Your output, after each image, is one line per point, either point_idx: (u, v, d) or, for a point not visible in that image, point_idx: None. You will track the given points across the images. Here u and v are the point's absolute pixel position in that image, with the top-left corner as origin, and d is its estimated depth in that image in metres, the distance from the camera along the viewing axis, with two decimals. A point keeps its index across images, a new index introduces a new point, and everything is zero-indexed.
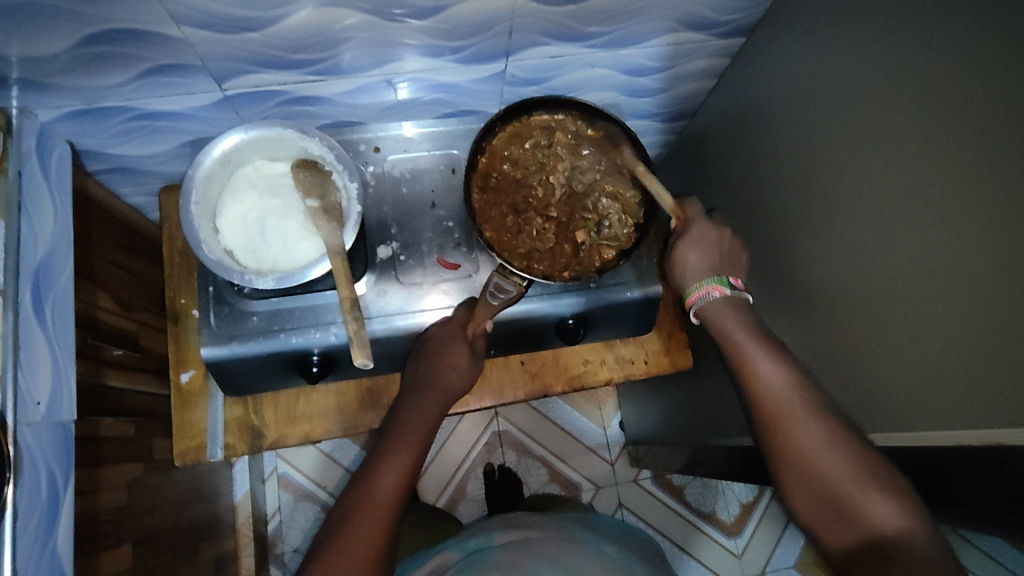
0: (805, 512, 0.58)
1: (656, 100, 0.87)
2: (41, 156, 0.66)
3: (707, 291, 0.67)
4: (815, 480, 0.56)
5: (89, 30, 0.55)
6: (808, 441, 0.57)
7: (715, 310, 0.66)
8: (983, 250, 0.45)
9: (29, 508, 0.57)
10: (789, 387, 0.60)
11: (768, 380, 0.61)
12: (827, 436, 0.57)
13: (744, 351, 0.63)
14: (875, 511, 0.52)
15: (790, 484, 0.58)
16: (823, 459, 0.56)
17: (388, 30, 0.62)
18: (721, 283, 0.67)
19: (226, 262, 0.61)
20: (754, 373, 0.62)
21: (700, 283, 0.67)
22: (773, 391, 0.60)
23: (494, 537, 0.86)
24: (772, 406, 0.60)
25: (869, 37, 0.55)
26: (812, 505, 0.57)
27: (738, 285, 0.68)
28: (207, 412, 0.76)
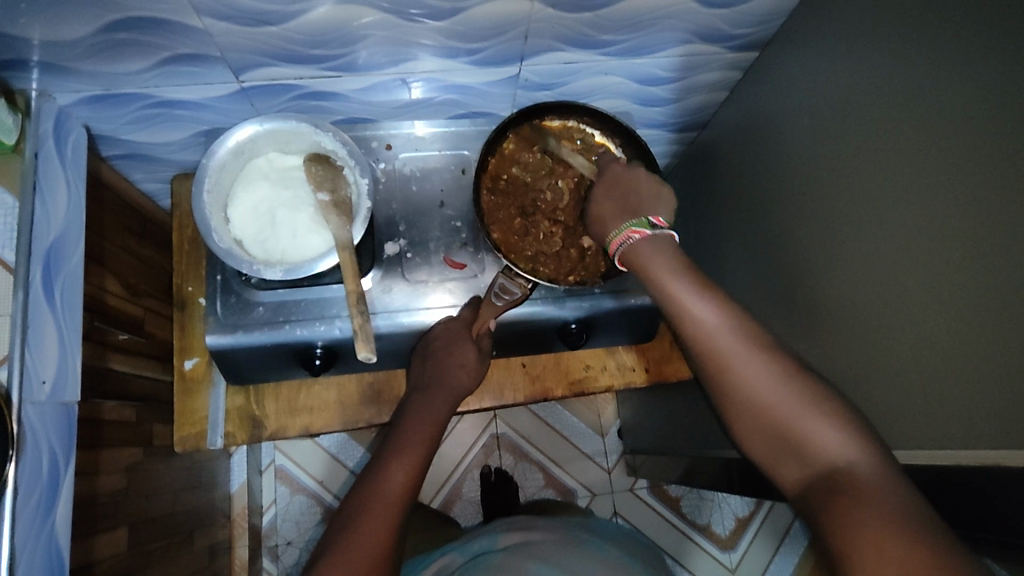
0: (755, 446, 0.55)
1: (668, 110, 0.87)
2: (58, 139, 0.67)
3: (626, 236, 0.60)
4: (763, 417, 0.53)
5: (111, 17, 0.56)
6: (751, 379, 0.54)
7: (641, 253, 0.59)
8: (987, 270, 0.46)
9: (30, 486, 0.57)
10: (721, 322, 0.55)
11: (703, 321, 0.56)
12: (769, 370, 0.54)
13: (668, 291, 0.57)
14: (822, 438, 0.50)
15: (739, 421, 0.55)
16: (769, 395, 0.53)
17: (405, 29, 0.63)
18: (641, 226, 0.60)
19: (235, 251, 0.62)
20: (689, 318, 0.56)
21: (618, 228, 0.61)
22: (708, 333, 0.55)
23: (498, 540, 0.86)
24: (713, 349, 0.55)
25: (882, 55, 0.55)
26: (762, 441, 0.54)
27: (660, 223, 0.60)
28: (209, 400, 0.76)
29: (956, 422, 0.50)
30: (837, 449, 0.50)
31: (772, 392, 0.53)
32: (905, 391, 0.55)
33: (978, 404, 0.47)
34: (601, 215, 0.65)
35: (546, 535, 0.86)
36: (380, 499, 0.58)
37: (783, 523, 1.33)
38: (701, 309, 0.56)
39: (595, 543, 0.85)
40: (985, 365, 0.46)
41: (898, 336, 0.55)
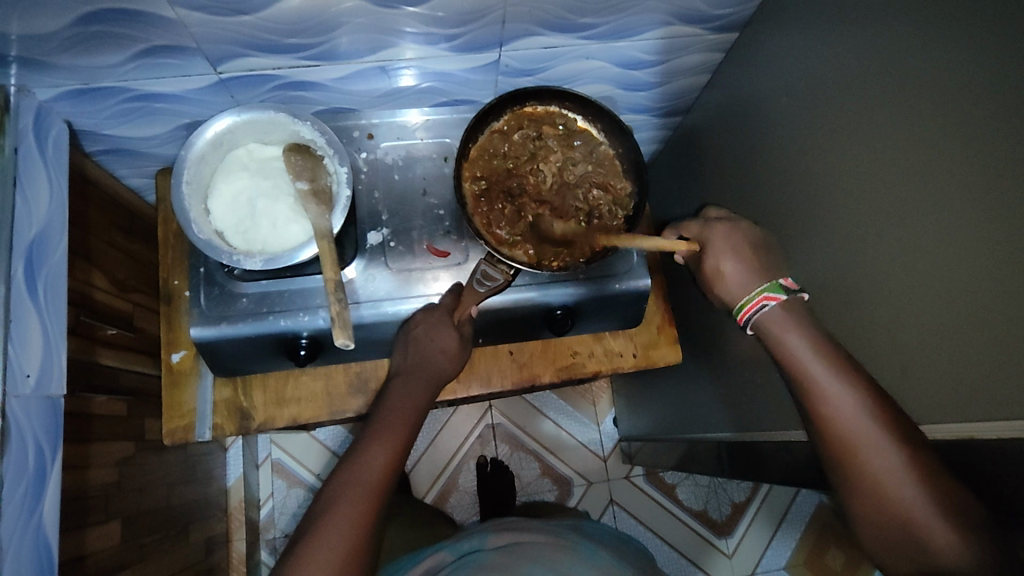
0: (875, 541, 0.50)
1: (652, 94, 0.87)
2: (38, 135, 0.67)
3: (761, 302, 0.58)
4: (891, 519, 0.48)
5: (86, 9, 0.56)
6: (881, 471, 0.49)
7: (777, 319, 0.57)
8: (961, 243, 0.46)
9: (15, 478, 0.58)
10: (859, 410, 0.51)
11: (841, 409, 0.51)
12: (901, 464, 0.48)
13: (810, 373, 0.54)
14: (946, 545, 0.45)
15: (859, 516, 0.51)
16: (898, 493, 0.48)
17: (383, 16, 0.63)
18: (774, 290, 0.58)
19: (215, 242, 0.62)
20: (823, 398, 0.52)
21: (757, 289, 0.59)
22: (841, 417, 0.51)
23: (488, 540, 0.86)
24: (845, 440, 0.51)
25: (857, 31, 0.55)
26: (887, 544, 0.49)
27: (793, 285, 0.59)
28: (197, 392, 0.77)
29: (933, 396, 0.50)
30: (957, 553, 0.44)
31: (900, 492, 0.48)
32: (886, 368, 0.55)
33: (956, 378, 0.47)
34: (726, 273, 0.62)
35: (537, 537, 0.86)
36: (360, 484, 0.58)
37: (780, 508, 1.33)
38: (841, 396, 0.52)
39: (585, 547, 0.84)
40: (963, 339, 0.46)
41: (879, 313, 0.55)
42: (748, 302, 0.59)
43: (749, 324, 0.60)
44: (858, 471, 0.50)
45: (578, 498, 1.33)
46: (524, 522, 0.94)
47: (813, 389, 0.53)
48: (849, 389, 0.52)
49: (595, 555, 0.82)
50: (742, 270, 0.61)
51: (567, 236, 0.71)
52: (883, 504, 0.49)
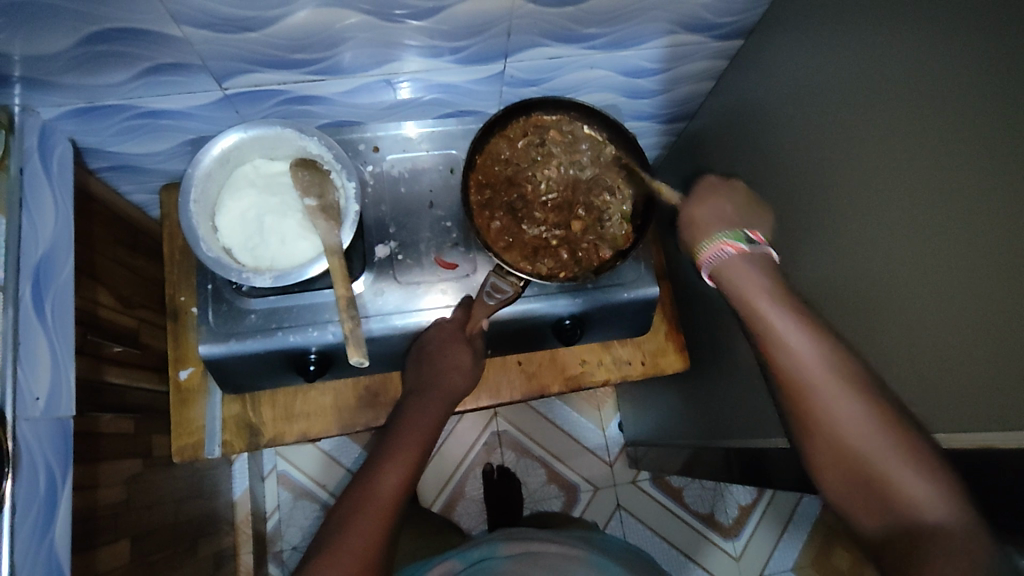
0: (837, 489, 0.53)
1: (655, 101, 0.87)
2: (43, 154, 0.67)
3: (718, 248, 0.62)
4: (852, 459, 0.51)
5: (91, 29, 0.56)
6: (846, 420, 0.52)
7: (728, 265, 0.62)
8: (972, 253, 0.45)
9: (27, 502, 0.57)
10: (819, 357, 0.54)
11: (794, 346, 0.56)
12: (860, 410, 0.51)
13: (771, 325, 0.57)
14: (910, 487, 0.48)
15: (816, 456, 0.54)
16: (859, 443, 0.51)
17: (388, 30, 0.63)
18: (733, 238, 0.63)
19: (223, 259, 0.62)
20: (777, 339, 0.57)
21: (710, 238, 0.63)
22: (803, 367, 0.55)
23: (497, 547, 0.87)
24: (806, 384, 0.54)
25: (862, 41, 0.55)
26: (843, 484, 0.52)
27: (756, 240, 0.63)
28: (206, 410, 0.76)
29: (945, 405, 0.50)
30: (933, 507, 0.46)
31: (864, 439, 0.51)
32: (897, 378, 0.54)
33: (967, 386, 0.47)
34: (698, 217, 0.66)
35: (546, 544, 0.87)
36: (372, 506, 0.58)
37: (787, 510, 1.33)
38: (794, 333, 0.56)
39: (597, 558, 0.85)
40: (969, 350, 0.46)
41: (885, 321, 0.55)
42: (708, 247, 0.63)
43: (706, 269, 0.64)
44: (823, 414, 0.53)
45: (584, 503, 1.33)
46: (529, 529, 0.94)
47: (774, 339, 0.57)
48: (808, 335, 0.56)
49: (610, 568, 0.83)
50: (718, 214, 0.66)
51: (578, 250, 0.72)
52: (845, 450, 0.52)
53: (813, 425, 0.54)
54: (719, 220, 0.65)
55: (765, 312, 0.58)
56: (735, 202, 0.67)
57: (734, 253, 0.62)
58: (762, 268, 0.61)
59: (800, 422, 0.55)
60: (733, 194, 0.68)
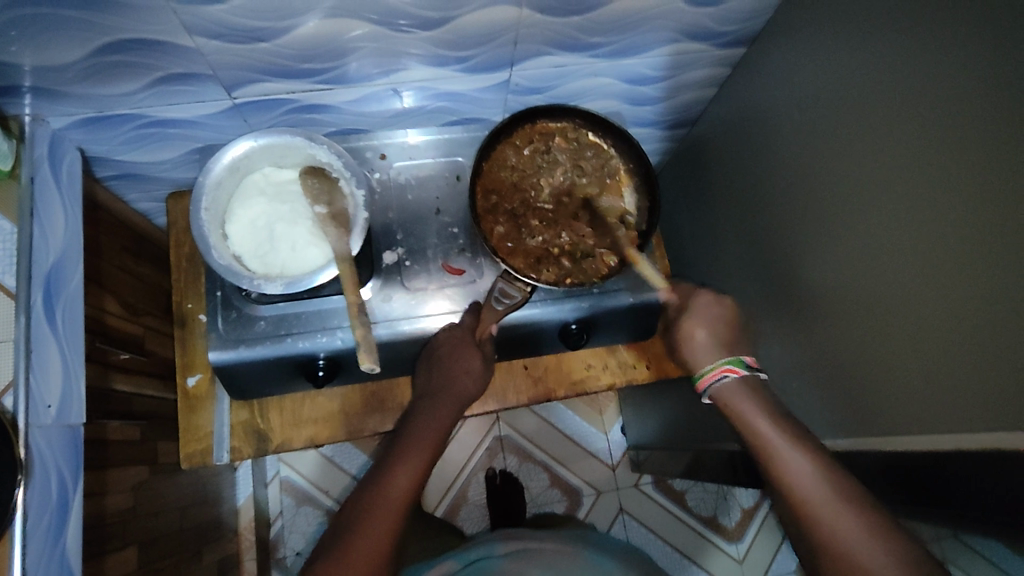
0: None
1: (658, 108, 0.88)
2: (52, 163, 0.67)
3: (720, 372, 0.66)
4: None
5: (103, 40, 0.57)
6: (847, 536, 0.53)
7: (731, 391, 0.65)
8: (978, 256, 0.46)
9: (40, 509, 0.58)
10: (819, 480, 0.56)
11: (793, 468, 0.58)
12: (862, 530, 0.52)
13: (775, 451, 0.59)
14: None
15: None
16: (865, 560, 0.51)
17: (396, 40, 0.64)
18: (734, 364, 0.66)
19: (234, 267, 0.62)
20: (778, 463, 0.59)
21: (714, 362, 0.67)
22: (806, 495, 0.56)
23: (496, 547, 0.87)
24: (807, 506, 0.56)
25: (863, 50, 0.56)
26: None
27: (754, 365, 0.67)
28: (214, 416, 0.77)
29: (949, 405, 0.50)
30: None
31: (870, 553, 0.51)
32: (901, 380, 0.55)
33: (972, 387, 0.48)
34: (697, 338, 0.69)
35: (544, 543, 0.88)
36: (381, 509, 0.58)
37: None
38: (797, 461, 0.58)
39: (593, 554, 0.85)
40: (975, 351, 0.47)
41: (888, 324, 0.56)
42: (708, 371, 0.67)
43: (704, 393, 0.67)
44: (822, 530, 0.54)
45: (587, 508, 1.33)
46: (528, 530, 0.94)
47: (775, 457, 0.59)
48: (808, 459, 0.58)
49: (605, 563, 0.83)
50: (713, 339, 0.69)
51: (581, 257, 0.73)
52: (851, 567, 0.52)
53: (818, 535, 0.54)
54: (715, 343, 0.69)
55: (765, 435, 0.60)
56: (730, 312, 0.71)
57: (737, 377, 0.65)
58: (767, 401, 0.63)
59: (808, 532, 0.56)
60: (727, 305, 0.71)
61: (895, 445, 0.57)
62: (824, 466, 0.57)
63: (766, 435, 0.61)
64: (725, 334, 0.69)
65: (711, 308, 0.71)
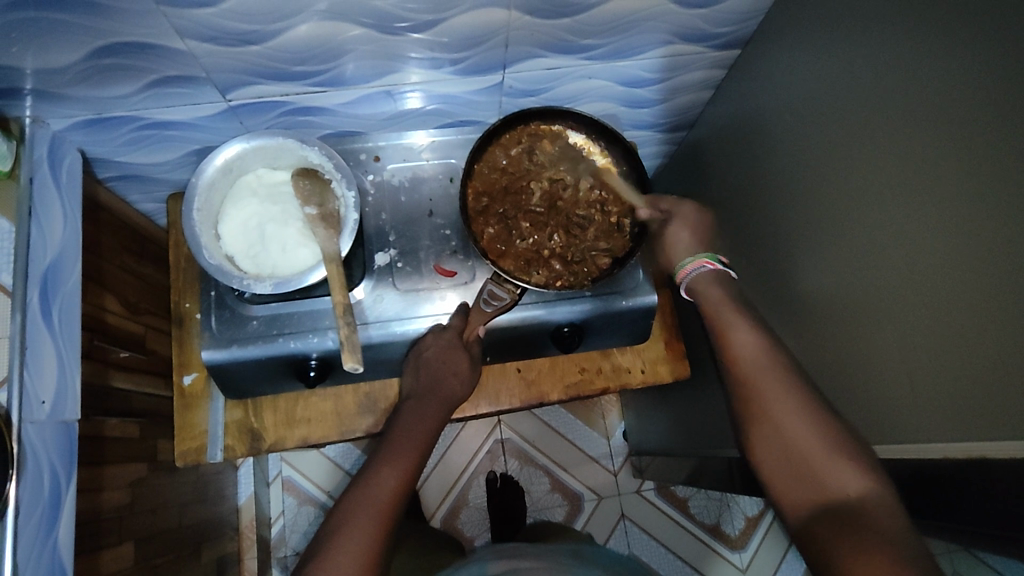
0: (770, 468, 0.56)
1: (655, 111, 0.88)
2: (52, 164, 0.69)
3: (698, 265, 0.67)
4: (784, 446, 0.55)
5: (99, 43, 0.58)
6: (778, 403, 0.57)
7: (705, 282, 0.66)
8: (970, 260, 0.45)
9: (30, 503, 0.59)
10: (761, 352, 0.60)
11: (744, 346, 0.61)
12: (794, 398, 0.56)
13: (728, 325, 0.62)
14: (838, 476, 0.52)
15: (756, 437, 0.57)
16: (794, 426, 0.55)
17: (389, 43, 0.64)
18: (712, 258, 0.67)
19: (226, 267, 0.63)
20: (729, 340, 0.62)
21: (693, 255, 0.67)
22: (748, 362, 0.60)
23: (488, 566, 0.85)
24: (748, 370, 0.60)
25: (856, 50, 0.55)
26: (774, 455, 0.56)
27: (725, 262, 0.68)
28: (208, 415, 0.78)
29: (944, 412, 0.49)
30: (851, 484, 0.51)
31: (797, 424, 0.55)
32: (897, 386, 0.54)
33: (963, 393, 0.47)
34: (677, 240, 0.69)
35: (535, 563, 0.85)
36: (370, 507, 0.58)
37: None
38: (744, 332, 0.61)
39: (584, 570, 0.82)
40: (970, 357, 0.46)
41: (882, 329, 0.55)
42: (686, 264, 0.68)
43: (683, 283, 0.68)
44: (760, 404, 0.57)
45: (587, 514, 1.32)
46: (522, 548, 0.93)
47: (724, 332, 0.62)
48: (753, 331, 0.61)
49: None
50: (692, 240, 0.69)
51: (572, 260, 0.73)
52: (778, 430, 0.56)
53: (750, 400, 0.59)
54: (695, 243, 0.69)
55: (720, 312, 0.63)
56: (709, 223, 0.70)
57: (712, 270, 0.67)
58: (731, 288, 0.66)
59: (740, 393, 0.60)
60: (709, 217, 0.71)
61: (892, 453, 0.56)
62: (769, 347, 0.60)
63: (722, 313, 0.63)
64: (702, 238, 0.69)
65: (695, 215, 0.70)
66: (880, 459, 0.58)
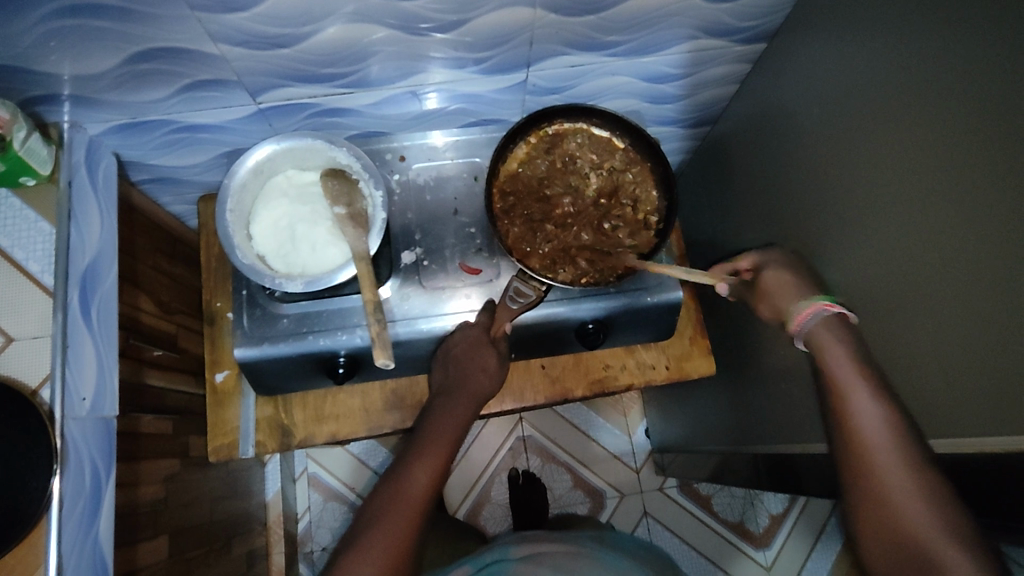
0: (873, 551, 0.54)
1: (678, 106, 0.88)
2: (89, 167, 0.71)
3: (817, 310, 0.62)
4: (894, 531, 0.52)
5: (135, 49, 0.59)
6: (897, 484, 0.52)
7: (823, 329, 0.61)
8: (1001, 252, 0.45)
9: (73, 497, 0.60)
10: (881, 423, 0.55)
11: (863, 418, 0.55)
12: (904, 474, 0.52)
13: (852, 395, 0.57)
14: (959, 574, 0.47)
15: (865, 520, 0.54)
16: (909, 514, 0.51)
17: (415, 44, 0.65)
18: (828, 302, 0.62)
19: (258, 266, 0.64)
20: (849, 412, 0.57)
21: (809, 300, 0.63)
22: (866, 436, 0.55)
23: (511, 551, 0.86)
24: (866, 448, 0.55)
25: (882, 43, 0.55)
26: (878, 540, 0.53)
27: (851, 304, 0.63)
28: (240, 411, 0.79)
29: (971, 407, 0.49)
30: None
31: (910, 506, 0.51)
32: (926, 382, 0.54)
33: (992, 386, 0.47)
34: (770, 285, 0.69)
35: (556, 547, 0.85)
36: (403, 502, 0.59)
37: (821, 519, 1.30)
38: (865, 401, 0.56)
39: (607, 556, 0.83)
40: (998, 350, 0.46)
41: (910, 323, 0.55)
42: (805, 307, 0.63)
43: (799, 333, 0.63)
44: (876, 490, 0.53)
45: (610, 509, 1.33)
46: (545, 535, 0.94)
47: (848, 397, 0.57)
48: (878, 398, 0.55)
49: (617, 562, 0.80)
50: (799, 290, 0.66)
51: (601, 254, 0.72)
52: (893, 512, 0.52)
53: (869, 481, 0.54)
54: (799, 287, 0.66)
55: (840, 370, 0.58)
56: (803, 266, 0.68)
57: (832, 314, 0.62)
58: (851, 339, 0.60)
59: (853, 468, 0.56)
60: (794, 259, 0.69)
61: None
62: (897, 417, 0.54)
63: (841, 369, 0.59)
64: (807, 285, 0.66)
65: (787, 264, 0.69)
66: None
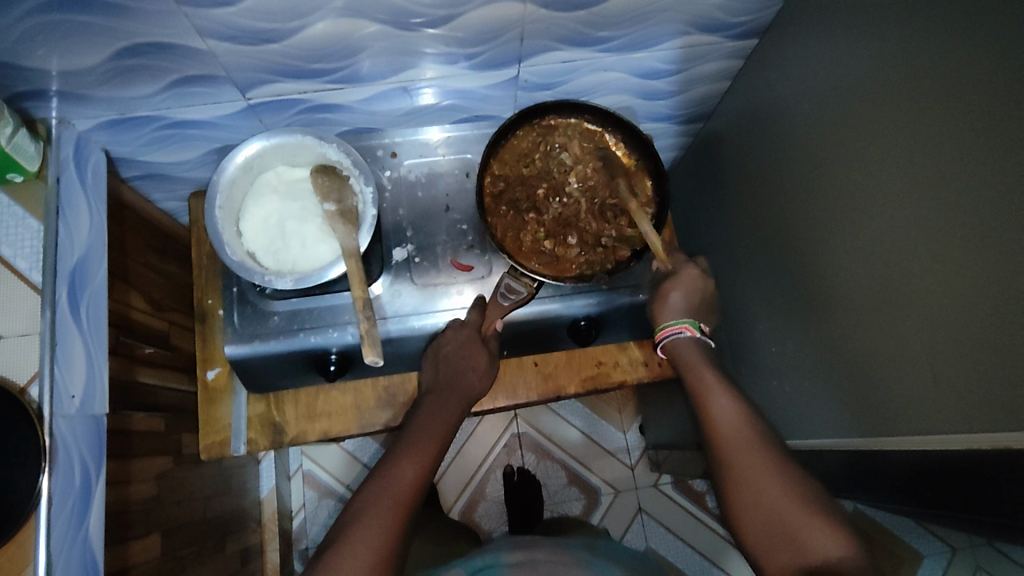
0: (749, 536, 0.55)
1: (671, 102, 0.87)
2: (78, 164, 0.71)
3: (679, 329, 0.69)
4: (762, 511, 0.55)
5: (122, 44, 0.59)
6: (752, 464, 0.57)
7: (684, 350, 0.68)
8: (991, 248, 0.45)
9: (63, 496, 0.60)
10: (736, 419, 0.61)
11: (722, 415, 0.61)
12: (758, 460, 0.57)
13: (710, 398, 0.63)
14: (813, 541, 0.52)
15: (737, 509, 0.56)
16: (769, 496, 0.55)
17: (406, 39, 0.65)
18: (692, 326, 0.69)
19: (248, 263, 0.64)
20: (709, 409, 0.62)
21: (675, 319, 0.69)
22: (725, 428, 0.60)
23: (502, 556, 0.85)
24: (725, 441, 0.60)
25: (872, 38, 0.55)
26: (755, 524, 0.55)
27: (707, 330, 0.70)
28: (231, 408, 0.79)
29: (964, 404, 0.49)
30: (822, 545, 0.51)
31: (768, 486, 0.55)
32: (915, 379, 0.54)
33: (988, 380, 0.46)
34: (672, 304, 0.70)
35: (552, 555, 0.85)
36: (389, 497, 0.59)
37: None
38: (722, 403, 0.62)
39: (600, 563, 0.83)
40: (991, 345, 0.46)
41: (901, 322, 0.54)
42: (665, 327, 0.70)
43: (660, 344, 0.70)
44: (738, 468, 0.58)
45: (604, 507, 1.32)
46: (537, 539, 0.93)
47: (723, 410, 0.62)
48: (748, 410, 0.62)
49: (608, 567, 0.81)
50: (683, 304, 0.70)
51: (591, 245, 0.73)
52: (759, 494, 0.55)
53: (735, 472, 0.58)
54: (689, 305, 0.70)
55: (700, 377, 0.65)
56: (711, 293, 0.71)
57: (691, 337, 0.68)
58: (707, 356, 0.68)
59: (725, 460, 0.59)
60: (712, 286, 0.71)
61: (909, 446, 0.56)
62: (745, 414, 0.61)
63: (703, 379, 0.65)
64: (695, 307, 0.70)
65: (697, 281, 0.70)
66: (901, 452, 0.57)
